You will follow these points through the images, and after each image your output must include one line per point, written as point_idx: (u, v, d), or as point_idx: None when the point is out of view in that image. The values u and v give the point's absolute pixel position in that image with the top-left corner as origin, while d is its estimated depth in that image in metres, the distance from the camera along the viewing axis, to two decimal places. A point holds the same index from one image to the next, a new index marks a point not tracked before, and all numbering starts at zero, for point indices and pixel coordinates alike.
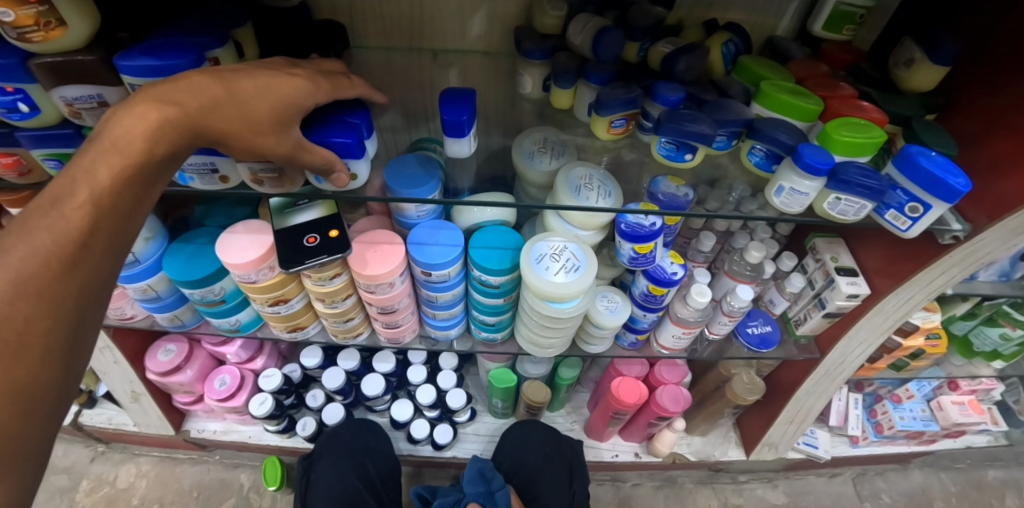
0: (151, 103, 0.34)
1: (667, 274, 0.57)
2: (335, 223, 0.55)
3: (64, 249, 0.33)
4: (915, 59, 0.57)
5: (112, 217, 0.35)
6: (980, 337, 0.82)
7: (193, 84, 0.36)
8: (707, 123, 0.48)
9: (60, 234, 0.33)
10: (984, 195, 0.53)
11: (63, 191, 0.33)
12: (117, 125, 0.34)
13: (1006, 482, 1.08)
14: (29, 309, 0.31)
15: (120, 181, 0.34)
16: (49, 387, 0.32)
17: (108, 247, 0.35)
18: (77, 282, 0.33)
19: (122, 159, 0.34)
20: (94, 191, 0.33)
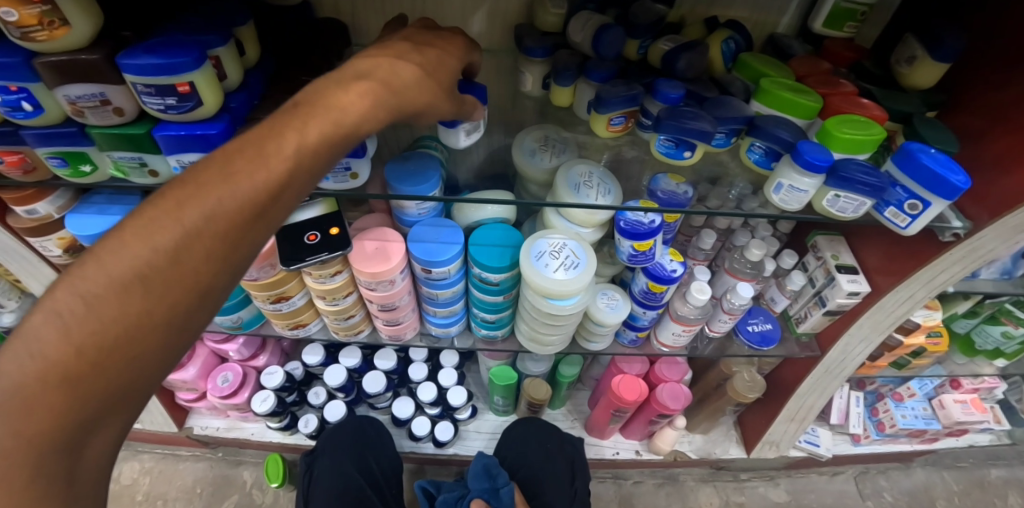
0: (367, 82, 0.34)
1: (667, 271, 0.57)
2: (336, 221, 0.56)
3: (260, 197, 0.30)
4: (916, 56, 0.56)
5: (288, 195, 0.32)
6: (982, 335, 0.82)
7: (390, 64, 0.37)
8: (707, 120, 0.48)
9: (260, 180, 0.30)
10: (986, 192, 0.53)
11: (275, 139, 0.31)
12: (338, 98, 0.33)
13: (1009, 481, 1.08)
14: (209, 250, 0.29)
15: (325, 145, 0.32)
16: (191, 333, 0.31)
17: (290, 206, 0.32)
18: (255, 234, 0.31)
19: (328, 131, 0.32)
20: (280, 165, 0.31)
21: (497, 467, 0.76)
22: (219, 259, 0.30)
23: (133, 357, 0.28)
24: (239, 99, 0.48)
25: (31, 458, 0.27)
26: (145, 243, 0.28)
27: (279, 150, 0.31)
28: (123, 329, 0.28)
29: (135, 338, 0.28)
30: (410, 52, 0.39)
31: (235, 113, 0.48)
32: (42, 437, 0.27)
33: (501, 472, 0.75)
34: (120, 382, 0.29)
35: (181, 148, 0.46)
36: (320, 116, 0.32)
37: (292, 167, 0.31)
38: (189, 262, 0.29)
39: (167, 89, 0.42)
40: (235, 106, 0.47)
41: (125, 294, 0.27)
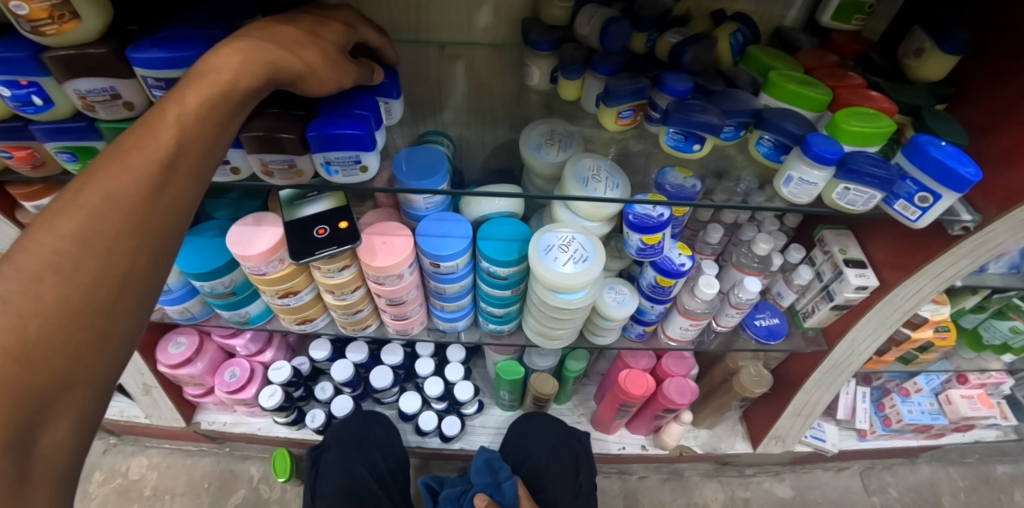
0: (235, 45, 0.37)
1: (675, 265, 0.57)
2: (344, 215, 0.56)
3: (155, 168, 0.33)
4: (924, 48, 0.56)
5: (186, 163, 0.34)
6: (989, 330, 0.81)
7: (265, 32, 0.39)
8: (715, 113, 0.48)
9: (151, 153, 0.33)
10: (997, 186, 0.52)
11: (155, 117, 0.34)
12: (207, 63, 0.35)
13: (1016, 477, 1.07)
14: (117, 226, 0.31)
15: (206, 108, 0.35)
16: (125, 314, 0.32)
17: (191, 174, 0.35)
18: (163, 204, 0.33)
19: (206, 94, 0.34)
20: (166, 134, 0.33)
21: (500, 461, 0.76)
22: (130, 234, 0.32)
23: (65, 343, 0.29)
24: None
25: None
26: (49, 232, 0.30)
27: (164, 120, 0.34)
28: (48, 313, 0.28)
29: (62, 321, 0.29)
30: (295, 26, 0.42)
31: None
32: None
33: (504, 467, 0.75)
34: (60, 372, 0.29)
35: None
36: (195, 80, 0.35)
37: (179, 134, 0.34)
38: (100, 242, 0.31)
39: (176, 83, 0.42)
40: None
41: (38, 282, 0.28)
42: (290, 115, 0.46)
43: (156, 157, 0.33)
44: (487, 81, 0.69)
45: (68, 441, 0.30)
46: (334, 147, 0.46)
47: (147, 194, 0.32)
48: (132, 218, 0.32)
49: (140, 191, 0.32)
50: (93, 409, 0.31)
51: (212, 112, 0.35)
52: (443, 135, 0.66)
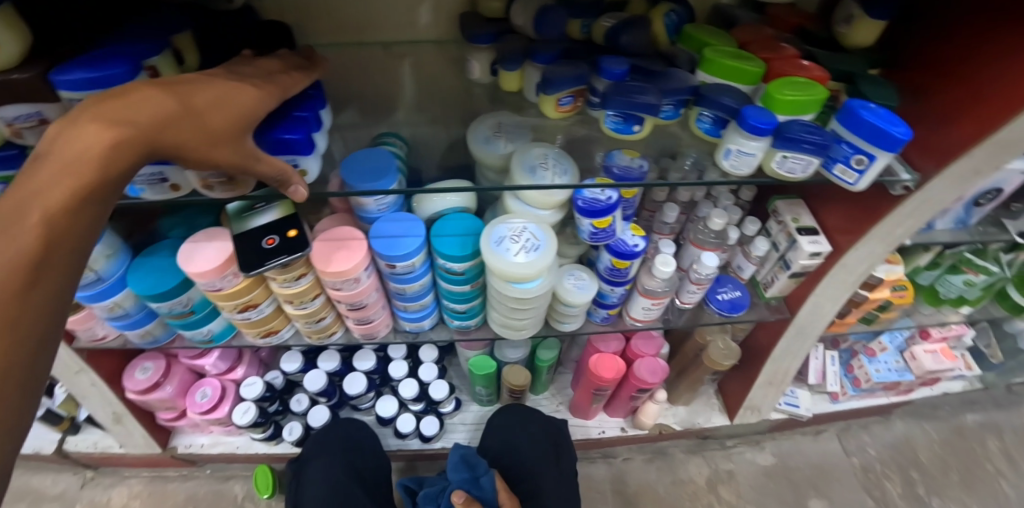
0: (102, 123, 0.33)
1: (629, 246, 0.58)
2: (294, 223, 0.55)
3: (18, 268, 0.31)
4: (853, 15, 0.58)
5: (58, 256, 0.33)
6: (945, 285, 0.84)
7: (142, 97, 0.35)
8: (653, 93, 0.49)
9: (11, 253, 0.31)
10: (933, 145, 0.55)
11: (13, 211, 0.31)
12: (68, 145, 0.32)
13: (986, 425, 1.11)
14: None
15: (73, 202, 0.33)
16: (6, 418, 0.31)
17: (64, 266, 0.34)
18: (34, 303, 0.32)
19: (71, 188, 0.32)
20: (29, 232, 0.31)
21: (475, 456, 0.76)
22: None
23: None
24: None
25: None
26: None
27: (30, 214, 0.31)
28: None
29: None
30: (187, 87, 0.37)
31: None
32: None
33: (478, 461, 0.75)
34: None
35: None
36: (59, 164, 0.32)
37: (46, 232, 0.32)
38: None
39: None
40: None
41: None
42: None
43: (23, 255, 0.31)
44: (434, 78, 0.69)
45: None
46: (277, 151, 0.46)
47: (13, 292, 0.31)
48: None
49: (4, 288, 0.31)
50: None
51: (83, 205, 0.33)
52: (397, 135, 0.65)
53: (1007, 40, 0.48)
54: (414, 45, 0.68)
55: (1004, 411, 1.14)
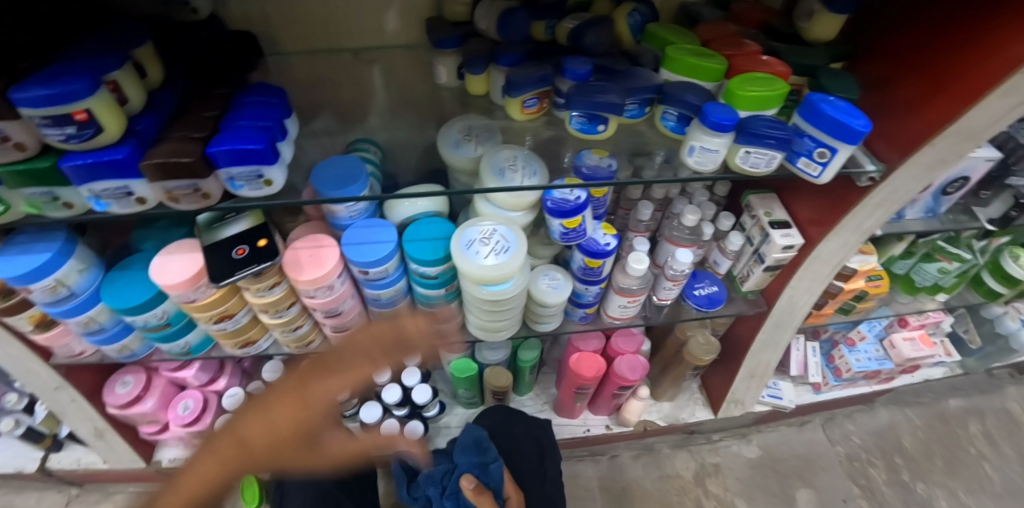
0: (296, 400, 0.49)
1: (601, 245, 0.58)
2: (264, 233, 0.55)
3: (227, 478, 0.48)
4: (814, 10, 0.58)
5: (244, 451, 0.48)
6: (920, 273, 0.85)
7: (306, 391, 0.50)
8: (617, 92, 0.49)
9: (233, 472, 0.48)
10: (896, 136, 0.56)
11: (237, 441, 0.48)
12: (268, 417, 0.49)
13: (968, 410, 1.13)
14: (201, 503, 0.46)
15: (265, 446, 0.48)
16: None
17: (244, 471, 0.49)
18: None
19: (265, 423, 0.49)
20: (235, 461, 0.48)
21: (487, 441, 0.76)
22: (236, 460, 0.48)
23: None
24: (146, 121, 0.47)
25: None
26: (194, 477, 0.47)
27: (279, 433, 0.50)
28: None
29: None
30: (342, 362, 0.51)
31: (144, 136, 0.46)
32: None
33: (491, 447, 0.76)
34: None
35: (93, 176, 0.45)
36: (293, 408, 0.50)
37: (248, 466, 0.48)
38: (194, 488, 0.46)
39: (63, 119, 0.40)
40: (142, 128, 0.46)
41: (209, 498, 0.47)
42: (186, 138, 0.45)
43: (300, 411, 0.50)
44: (405, 83, 0.69)
45: None
46: (239, 162, 0.46)
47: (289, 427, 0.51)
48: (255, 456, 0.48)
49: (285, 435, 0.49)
50: None
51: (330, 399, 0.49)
52: (372, 141, 0.66)
53: (965, 30, 0.49)
54: (383, 51, 0.69)
55: (985, 396, 1.15)
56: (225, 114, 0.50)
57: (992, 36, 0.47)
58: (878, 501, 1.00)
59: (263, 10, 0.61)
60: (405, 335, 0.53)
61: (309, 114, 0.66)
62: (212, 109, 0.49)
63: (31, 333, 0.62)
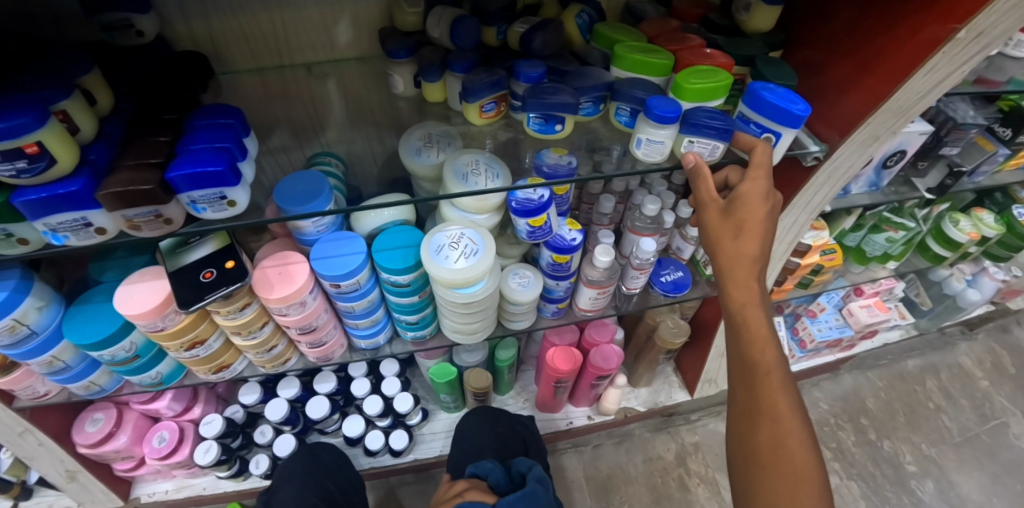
0: (781, 380, 0.49)
1: (567, 241, 0.60)
2: (231, 254, 0.54)
3: (764, 364, 0.49)
4: (751, 3, 0.61)
5: (766, 360, 0.49)
6: (870, 244, 0.90)
7: (781, 436, 0.48)
8: (568, 92, 0.51)
9: (764, 371, 0.49)
10: (832, 116, 0.60)
11: (756, 354, 0.50)
12: (764, 360, 0.49)
13: (924, 368, 1.20)
14: (763, 356, 0.49)
15: (776, 358, 0.49)
16: (759, 356, 0.49)
17: (768, 372, 0.49)
18: (768, 374, 0.49)
19: (774, 376, 0.49)
20: (768, 364, 0.49)
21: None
22: (760, 336, 0.50)
23: (747, 367, 0.50)
24: (99, 150, 0.46)
25: (752, 362, 0.50)
26: (755, 334, 0.50)
27: (764, 359, 0.49)
28: (752, 351, 0.50)
29: (754, 366, 0.50)
30: (759, 425, 0.49)
31: (97, 165, 0.46)
32: (747, 357, 0.50)
33: None
34: (757, 372, 0.49)
35: (48, 210, 0.44)
36: (788, 426, 0.47)
37: (773, 359, 0.49)
38: (756, 355, 0.50)
39: (13, 153, 0.39)
40: (95, 158, 0.46)
41: (754, 354, 0.50)
42: (143, 165, 0.44)
43: (769, 302, 0.51)
44: (361, 95, 0.70)
45: (763, 366, 0.49)
46: (199, 186, 0.45)
47: (765, 208, 0.50)
48: (769, 181, 0.50)
49: (766, 240, 0.50)
50: (767, 369, 0.49)
51: (768, 170, 0.51)
52: (333, 155, 0.68)
53: (882, 16, 0.53)
54: (336, 64, 0.69)
55: (939, 353, 1.23)
56: (180, 137, 0.49)
57: (909, 20, 0.51)
58: (849, 462, 1.06)
59: (209, 29, 0.60)
60: (772, 433, 0.48)
61: (265, 132, 0.67)
62: (166, 133, 0.48)
63: None
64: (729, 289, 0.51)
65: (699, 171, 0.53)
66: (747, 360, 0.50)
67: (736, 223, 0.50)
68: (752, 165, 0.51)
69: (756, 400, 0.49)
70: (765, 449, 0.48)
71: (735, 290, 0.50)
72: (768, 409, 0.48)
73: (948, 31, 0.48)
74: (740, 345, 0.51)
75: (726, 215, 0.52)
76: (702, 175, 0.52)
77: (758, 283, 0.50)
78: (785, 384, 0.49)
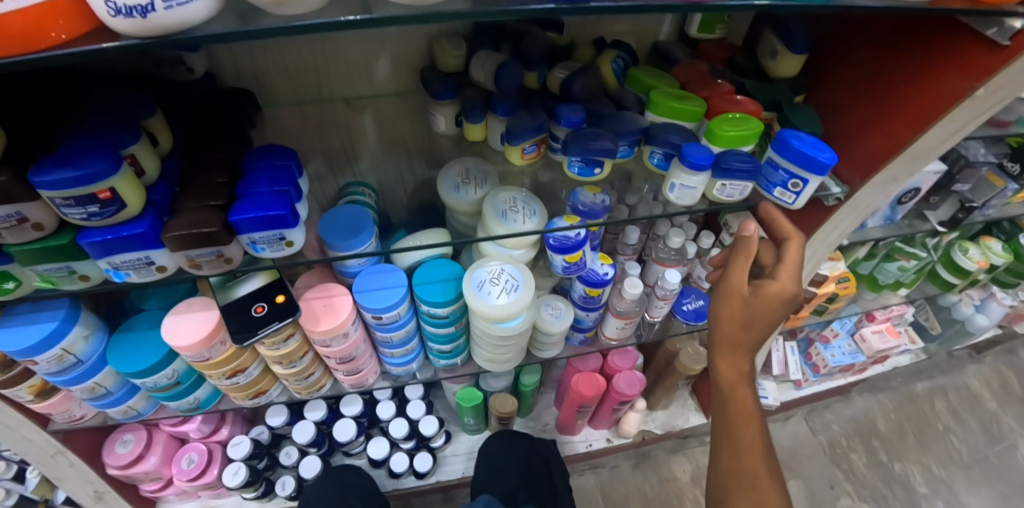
0: (759, 435, 0.57)
1: (599, 275, 0.63)
2: (281, 288, 0.56)
3: (746, 423, 0.57)
4: (777, 50, 0.63)
5: (747, 420, 0.57)
6: (883, 272, 0.92)
7: (760, 485, 0.55)
8: (608, 138, 0.53)
9: (745, 428, 0.57)
10: (852, 160, 0.62)
11: (740, 417, 0.57)
12: (745, 420, 0.57)
13: (934, 390, 1.22)
14: (747, 417, 0.57)
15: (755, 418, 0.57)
16: (742, 418, 0.57)
17: (749, 429, 0.57)
18: (748, 430, 0.57)
19: (752, 433, 0.57)
20: (750, 423, 0.57)
21: None
22: (744, 404, 0.56)
23: (731, 426, 0.57)
24: (161, 190, 0.48)
25: (736, 421, 0.57)
26: (740, 402, 0.56)
27: (747, 422, 0.56)
28: (738, 414, 0.57)
29: (738, 425, 0.57)
30: (738, 473, 0.57)
31: (160, 206, 0.47)
32: (732, 418, 0.57)
33: None
34: (740, 429, 0.57)
35: (114, 250, 0.45)
36: (764, 474, 0.56)
37: (752, 417, 0.57)
38: (741, 418, 0.57)
39: (87, 198, 0.41)
40: (157, 198, 0.47)
41: (740, 416, 0.57)
42: (204, 207, 0.46)
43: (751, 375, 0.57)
44: (397, 127, 0.72)
45: (746, 423, 0.57)
46: (260, 228, 0.47)
47: (782, 310, 0.51)
48: (796, 285, 0.51)
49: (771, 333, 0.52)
50: (747, 426, 0.57)
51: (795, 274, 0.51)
52: (365, 185, 0.71)
53: (903, 67, 0.56)
54: (374, 98, 0.70)
55: (947, 375, 1.25)
56: (238, 178, 0.51)
57: (929, 74, 0.53)
58: (861, 483, 1.08)
59: (255, 66, 0.62)
60: (751, 479, 0.56)
61: None
62: (223, 174, 0.50)
63: (30, 403, 0.61)
64: (719, 367, 0.56)
65: (747, 243, 0.52)
66: (733, 421, 0.57)
67: (750, 315, 0.51)
68: (784, 262, 0.52)
69: (737, 452, 0.57)
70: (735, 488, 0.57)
71: (721, 367, 0.56)
72: (747, 459, 0.57)
73: (968, 88, 0.50)
74: (725, 411, 0.57)
75: (746, 305, 0.51)
76: (748, 249, 0.52)
77: (746, 363, 0.55)
78: (761, 438, 0.57)
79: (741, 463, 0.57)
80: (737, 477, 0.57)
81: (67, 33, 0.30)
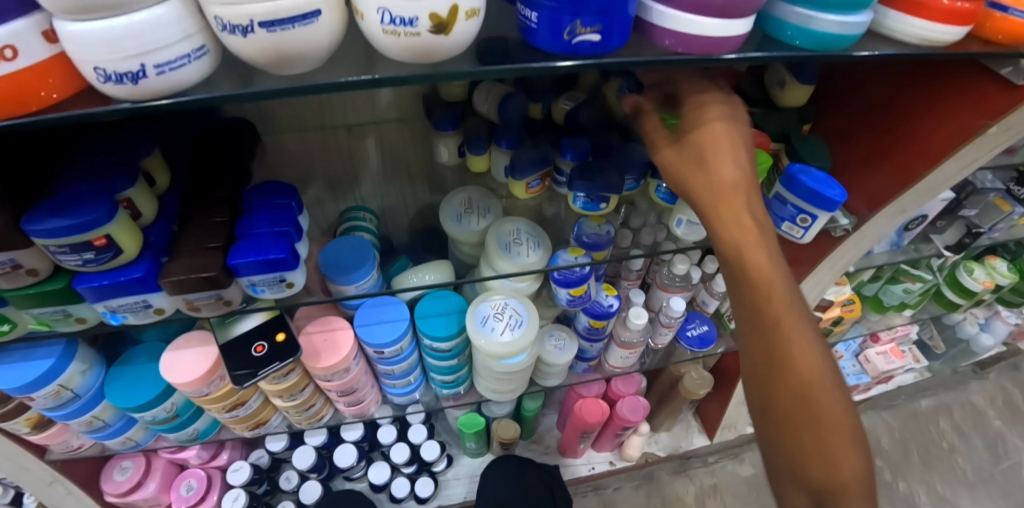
0: (812, 344, 0.39)
1: (604, 307, 0.62)
2: (281, 326, 0.54)
3: (787, 330, 0.39)
4: (786, 80, 0.62)
5: (788, 327, 0.39)
6: (887, 294, 0.91)
7: (830, 420, 0.37)
8: (614, 174, 0.52)
9: (790, 338, 0.39)
10: (860, 191, 0.62)
11: (773, 320, 0.39)
12: (789, 325, 0.39)
13: (937, 408, 1.22)
14: (786, 320, 0.39)
15: (798, 318, 0.39)
16: (776, 320, 0.39)
17: (797, 340, 0.39)
18: (796, 341, 0.39)
19: (801, 340, 0.39)
20: (793, 327, 0.39)
21: None
22: (778, 303, 0.40)
23: (770, 337, 0.39)
24: (159, 230, 0.47)
25: (773, 329, 0.39)
26: (772, 303, 0.39)
27: (782, 320, 0.39)
28: (772, 319, 0.39)
29: (778, 334, 0.39)
30: (807, 411, 0.37)
31: (157, 247, 0.46)
32: (765, 320, 0.40)
33: None
34: (783, 342, 0.39)
35: (110, 294, 0.44)
36: (830, 400, 0.37)
37: (798, 325, 0.39)
38: (778, 326, 0.39)
39: (82, 245, 0.40)
40: (155, 240, 0.46)
41: (774, 322, 0.39)
42: (203, 250, 0.45)
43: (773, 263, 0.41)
44: (398, 153, 0.71)
45: (786, 328, 0.39)
46: (260, 271, 0.46)
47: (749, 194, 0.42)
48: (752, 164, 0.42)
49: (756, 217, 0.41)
50: (788, 332, 0.39)
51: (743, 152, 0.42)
52: (366, 209, 0.69)
53: (912, 100, 0.55)
54: (377, 125, 0.68)
55: (951, 392, 1.24)
56: (237, 217, 0.50)
57: (940, 109, 0.52)
58: None
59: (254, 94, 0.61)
60: (815, 414, 0.37)
61: None
62: (222, 213, 0.49)
63: (26, 435, 0.60)
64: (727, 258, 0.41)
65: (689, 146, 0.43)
66: (771, 327, 0.39)
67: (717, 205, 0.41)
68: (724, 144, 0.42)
69: (791, 376, 0.38)
70: (817, 451, 0.36)
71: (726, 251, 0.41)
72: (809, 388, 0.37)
73: (980, 126, 0.50)
74: (756, 319, 0.40)
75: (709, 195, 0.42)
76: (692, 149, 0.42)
77: (762, 250, 0.41)
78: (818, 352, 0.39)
79: (808, 398, 0.37)
80: (806, 419, 0.37)
81: (57, 92, 0.28)
